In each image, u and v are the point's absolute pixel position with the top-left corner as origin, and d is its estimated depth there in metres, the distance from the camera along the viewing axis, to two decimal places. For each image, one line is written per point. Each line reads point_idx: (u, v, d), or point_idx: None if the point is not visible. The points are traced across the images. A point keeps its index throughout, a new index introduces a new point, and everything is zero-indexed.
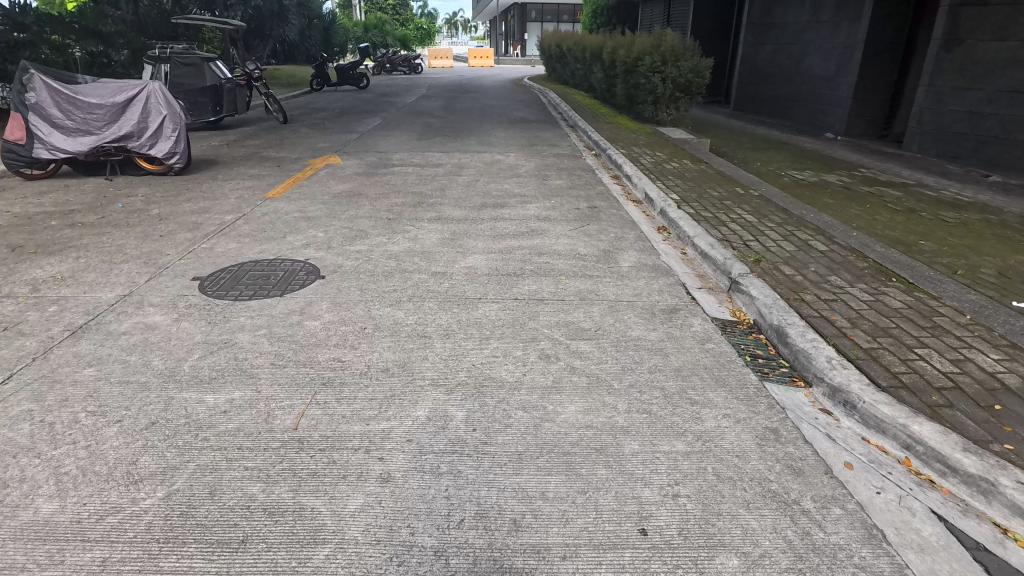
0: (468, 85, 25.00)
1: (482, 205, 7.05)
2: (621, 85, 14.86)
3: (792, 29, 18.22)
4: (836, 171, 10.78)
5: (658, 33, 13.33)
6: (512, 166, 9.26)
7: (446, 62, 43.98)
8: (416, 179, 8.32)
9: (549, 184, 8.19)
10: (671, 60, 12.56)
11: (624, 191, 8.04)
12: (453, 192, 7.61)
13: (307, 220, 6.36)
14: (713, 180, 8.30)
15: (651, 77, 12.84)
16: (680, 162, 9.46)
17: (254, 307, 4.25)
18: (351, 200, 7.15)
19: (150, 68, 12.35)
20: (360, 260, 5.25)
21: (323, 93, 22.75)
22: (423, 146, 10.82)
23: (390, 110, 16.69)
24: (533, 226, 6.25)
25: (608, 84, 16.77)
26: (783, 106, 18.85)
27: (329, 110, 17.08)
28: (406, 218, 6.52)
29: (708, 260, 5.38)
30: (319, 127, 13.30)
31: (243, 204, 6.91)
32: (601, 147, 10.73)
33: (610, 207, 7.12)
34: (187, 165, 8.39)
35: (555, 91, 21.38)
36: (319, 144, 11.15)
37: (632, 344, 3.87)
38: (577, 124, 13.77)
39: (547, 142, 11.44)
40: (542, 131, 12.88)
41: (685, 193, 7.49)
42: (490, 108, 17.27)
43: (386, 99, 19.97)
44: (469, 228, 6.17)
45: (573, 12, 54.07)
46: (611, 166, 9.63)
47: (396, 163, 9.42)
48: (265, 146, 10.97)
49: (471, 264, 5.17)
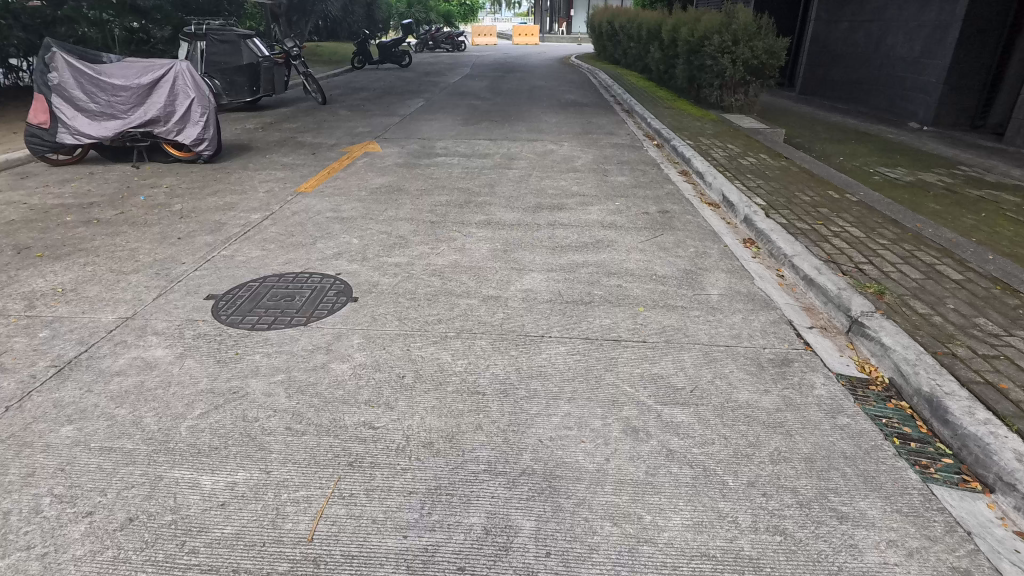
0: (513, 64, 23.91)
1: (537, 206, 6.21)
2: (683, 66, 13.65)
3: (872, 6, 16.55)
4: (932, 168, 9.51)
5: (728, 9, 12.08)
6: (567, 158, 8.36)
7: (490, 40, 42.77)
8: (462, 172, 7.53)
9: (610, 181, 7.28)
10: (744, 39, 11.34)
11: (697, 190, 7.08)
12: (503, 189, 6.80)
13: (341, 221, 5.66)
14: (800, 180, 7.24)
15: (720, 58, 11.64)
16: (757, 155, 8.39)
17: (273, 342, 3.56)
18: (391, 198, 6.41)
19: (186, 45, 11.82)
20: (399, 276, 4.50)
21: (365, 71, 22.05)
22: (469, 133, 10.00)
23: (434, 91, 15.87)
24: (597, 236, 5.39)
25: (667, 65, 15.52)
26: (858, 90, 17.26)
27: (370, 89, 16.37)
28: (452, 220, 5.75)
29: (814, 288, 4.45)
30: (359, 109, 12.59)
31: (272, 201, 6.25)
32: (664, 136, 9.71)
33: (684, 212, 6.19)
34: (217, 152, 7.80)
35: (606, 72, 20.15)
36: (359, 128, 10.45)
37: (741, 414, 3.02)
38: (634, 110, 12.70)
39: (603, 130, 10.46)
40: (597, 117, 11.87)
41: (771, 196, 6.48)
42: (538, 89, 16.26)
43: (429, 78, 19.13)
44: (524, 237, 5.35)
45: None
46: (678, 159, 8.63)
47: (440, 152, 8.63)
48: (302, 130, 10.32)
49: (529, 284, 4.37)
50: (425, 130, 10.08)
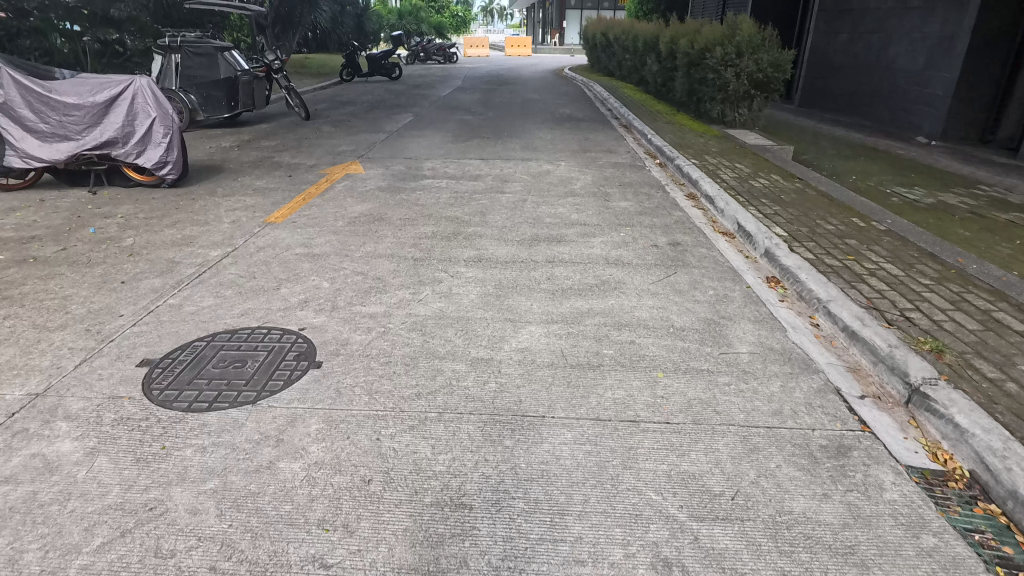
0: (506, 76, 23.40)
1: (534, 238, 5.57)
2: (684, 79, 13.11)
3: (873, 16, 16.11)
4: (951, 188, 8.94)
5: (730, 20, 11.53)
6: (564, 179, 7.74)
7: (483, 51, 42.39)
8: (451, 197, 6.88)
9: (612, 207, 6.65)
10: (748, 51, 10.80)
11: (708, 217, 6.47)
12: (496, 218, 6.16)
13: (312, 258, 5.00)
14: (818, 204, 6.64)
15: (722, 71, 11.09)
16: (768, 176, 7.81)
17: (211, 429, 2.88)
18: (370, 229, 5.76)
19: (159, 59, 11.18)
20: (372, 332, 3.83)
21: (353, 84, 21.48)
22: (460, 152, 9.36)
23: (423, 105, 15.27)
24: (602, 276, 4.75)
25: (665, 77, 14.99)
26: (859, 103, 16.79)
27: (357, 103, 15.76)
28: (438, 256, 5.10)
29: (858, 343, 3.83)
30: (343, 125, 11.96)
31: (237, 234, 5.59)
32: (667, 155, 9.12)
33: (696, 244, 5.56)
34: (182, 176, 7.13)
35: (601, 84, 19.65)
36: (341, 147, 9.79)
37: (799, 534, 2.36)
38: (633, 124, 12.13)
39: (601, 148, 9.86)
40: (594, 133, 11.29)
41: (791, 225, 5.88)
42: (531, 102, 15.71)
43: (419, 91, 18.56)
44: (519, 277, 4.71)
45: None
46: (683, 180, 8.04)
47: (427, 174, 8.00)
48: (280, 149, 9.66)
49: (525, 342, 3.72)
50: (412, 149, 9.45)
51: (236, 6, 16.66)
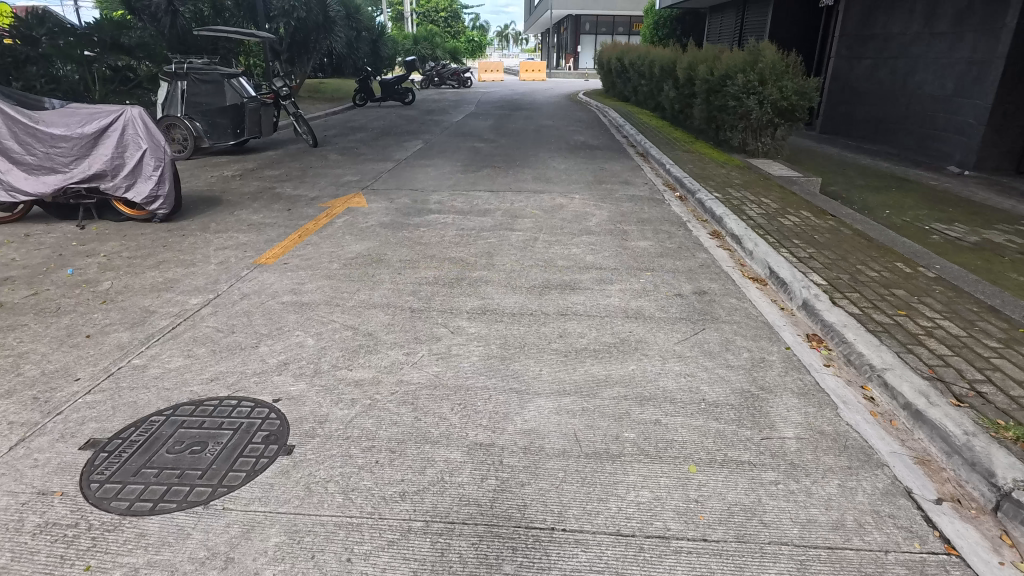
0: (519, 101, 23.18)
1: (545, 285, 5.07)
2: (703, 106, 12.67)
3: (897, 42, 15.63)
4: (994, 224, 8.32)
5: (751, 46, 11.11)
6: (578, 215, 7.26)
7: (498, 76, 42.48)
8: (457, 235, 6.44)
9: (630, 247, 6.14)
10: (771, 79, 10.33)
11: (735, 259, 5.95)
12: (504, 259, 5.70)
13: (300, 308, 4.55)
14: (857, 246, 6.09)
15: (743, 99, 10.63)
16: (798, 212, 7.29)
17: (148, 542, 2.39)
18: (366, 273, 5.30)
19: (166, 86, 10.98)
20: (356, 406, 3.32)
21: (366, 109, 21.37)
22: (469, 183, 8.95)
23: (435, 131, 14.98)
24: (621, 333, 4.22)
25: (684, 104, 14.57)
26: (884, 130, 16.22)
27: (368, 129, 15.52)
28: (438, 306, 4.62)
29: (924, 424, 3.28)
30: (351, 153, 11.64)
31: (222, 278, 5.15)
32: (687, 188, 8.63)
33: (725, 293, 5.03)
34: (174, 210, 6.76)
35: (617, 110, 19.34)
36: (346, 177, 9.43)
37: None
38: (650, 153, 11.69)
39: (618, 179, 9.38)
40: (609, 162, 10.84)
41: (829, 271, 5.34)
42: (545, 129, 15.36)
43: (431, 117, 18.33)
44: (527, 334, 4.19)
45: (629, 22, 51.76)
46: (705, 215, 7.54)
47: (432, 207, 7.57)
48: (283, 179, 9.31)
49: (532, 420, 3.20)
50: (419, 180, 9.05)
51: (247, 32, 16.61)
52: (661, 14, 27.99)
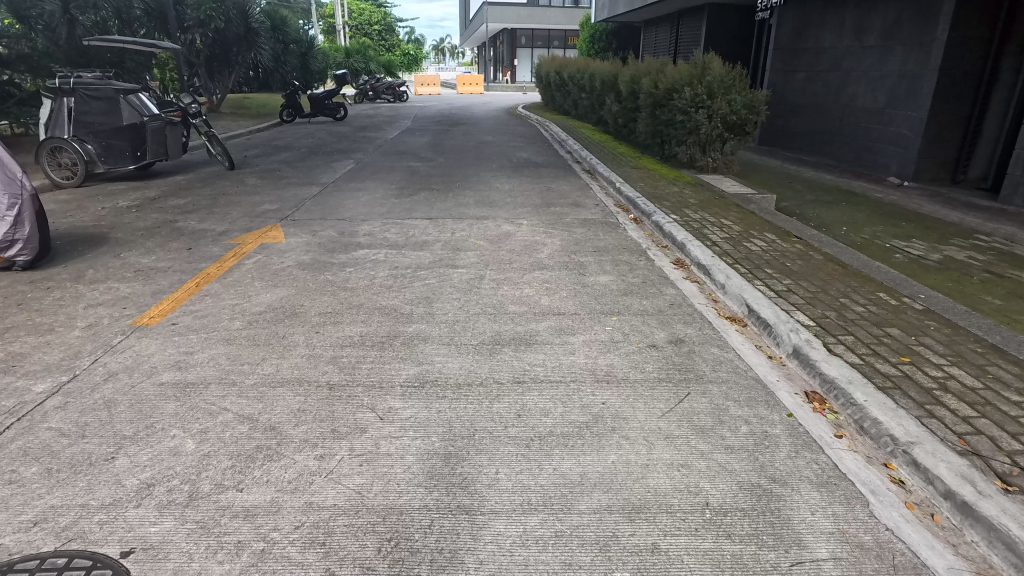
0: (458, 116, 22.40)
1: (496, 339, 4.24)
2: (649, 121, 12.22)
3: (829, 55, 15.81)
4: (950, 239, 8.12)
5: (696, 58, 10.73)
6: (528, 246, 6.49)
7: (435, 89, 41.63)
8: (390, 275, 5.52)
9: (590, 285, 5.39)
10: (720, 92, 9.94)
11: (706, 293, 5.31)
12: (447, 306, 4.85)
13: (182, 390, 3.53)
14: (833, 274, 5.58)
15: (691, 113, 10.21)
16: (762, 235, 6.79)
17: None
18: (275, 333, 4.31)
19: (49, 103, 9.56)
20: (242, 555, 2.38)
21: (294, 126, 20.05)
22: (405, 210, 8.04)
23: (368, 150, 13.96)
24: (592, 406, 3.43)
25: (628, 118, 14.14)
26: (820, 142, 16.36)
27: (295, 149, 14.33)
28: (364, 378, 3.70)
29: (976, 521, 2.63)
30: (272, 176, 10.49)
31: (87, 349, 4.06)
32: (642, 209, 8.04)
33: (705, 341, 4.35)
34: (38, 255, 5.54)
35: (558, 124, 18.84)
36: (263, 205, 8.32)
37: None
38: (598, 170, 11.11)
39: (566, 201, 8.70)
40: (556, 181, 10.17)
41: (813, 307, 4.76)
42: (485, 145, 14.63)
43: (365, 134, 17.26)
44: (476, 414, 3.34)
45: (564, 36, 52.06)
46: (663, 239, 6.93)
47: (361, 241, 6.62)
48: (188, 209, 8.11)
49: (490, 563, 2.35)
50: (347, 207, 8.07)
51: (154, 44, 15.11)
52: (597, 28, 27.93)
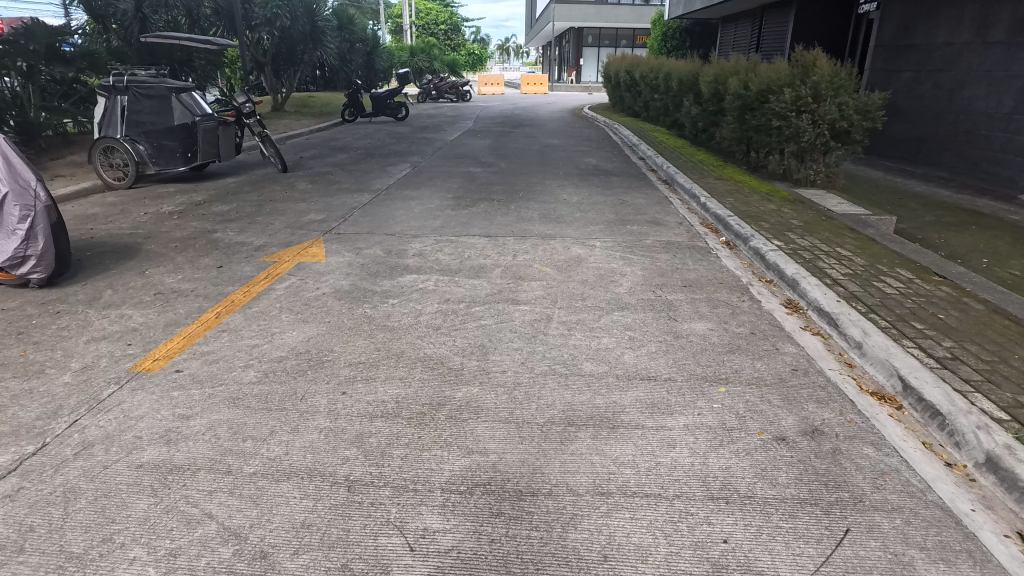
0: (522, 117, 21.50)
1: (568, 416, 3.26)
2: (736, 126, 10.89)
3: (942, 53, 13.93)
4: None
5: (797, 54, 9.32)
6: (604, 277, 5.46)
7: (498, 89, 40.95)
8: (439, 312, 4.64)
9: (683, 336, 4.31)
10: (829, 94, 8.52)
11: (835, 353, 4.18)
12: (506, 359, 3.90)
13: (163, 479, 2.72)
14: (1006, 336, 4.29)
15: (790, 118, 8.85)
16: (892, 271, 5.55)
17: None
18: (293, 392, 3.47)
19: (103, 101, 9.27)
20: None
21: (354, 125, 19.69)
22: (460, 224, 7.17)
23: (426, 152, 13.24)
24: (708, 548, 2.40)
25: (710, 122, 12.80)
26: (925, 151, 14.47)
27: (351, 150, 13.80)
28: (392, 471, 2.80)
29: None
30: (323, 181, 9.88)
31: (71, 402, 3.36)
32: (736, 232, 6.87)
33: (852, 436, 3.21)
34: (52, 272, 4.96)
35: (628, 126, 17.60)
36: (309, 214, 7.65)
37: None
38: (677, 181, 9.92)
39: (644, 218, 7.61)
40: (630, 193, 9.07)
41: (997, 387, 3.55)
42: (550, 150, 13.66)
43: (424, 135, 16.61)
44: (542, 550, 2.37)
45: (632, 34, 50.35)
46: (766, 272, 5.78)
47: (409, 262, 5.78)
48: (231, 217, 7.52)
49: None
50: (399, 220, 7.28)
51: (214, 42, 14.93)
52: (671, 25, 26.37)
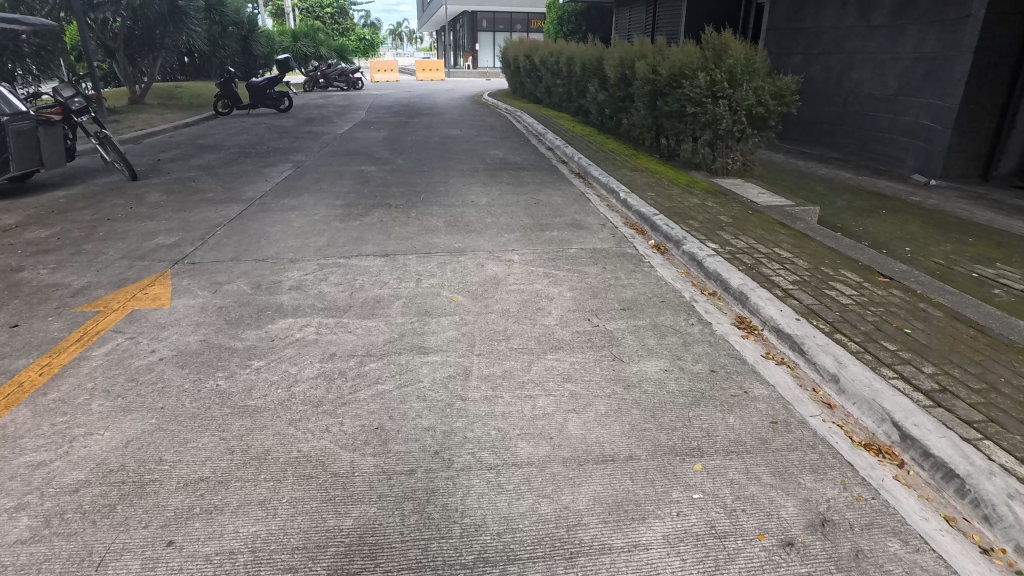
0: (420, 105, 20.15)
1: (504, 547, 2.31)
2: (647, 113, 10.35)
3: (829, 37, 14.16)
4: None
5: (708, 36, 8.81)
6: (527, 304, 4.54)
7: (392, 75, 38.95)
8: (319, 377, 3.50)
9: (635, 384, 3.48)
10: (744, 79, 8.08)
11: (810, 390, 3.52)
12: (411, 448, 2.88)
13: None
14: (980, 351, 3.83)
15: (705, 104, 8.33)
16: (838, 274, 5.05)
17: None
18: (85, 555, 2.26)
19: None
20: None
21: (229, 119, 17.50)
22: (350, 242, 5.97)
23: (312, 149, 11.72)
24: None
25: (618, 109, 12.22)
26: (818, 132, 14.74)
27: (222, 149, 11.97)
28: None
29: None
30: (182, 190, 8.24)
31: None
32: (665, 234, 6.20)
33: (871, 527, 2.48)
34: None
35: (531, 113, 16.82)
36: (157, 237, 6.13)
37: None
38: (591, 173, 9.19)
39: (563, 221, 6.77)
40: (543, 191, 8.22)
41: (1004, 429, 3.00)
42: (452, 142, 12.56)
43: (310, 128, 14.92)
44: None
45: (526, 19, 49.76)
46: (707, 282, 5.12)
47: (283, 301, 4.56)
48: (48, 247, 5.87)
49: None
50: (274, 240, 5.97)
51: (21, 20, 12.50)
52: (565, 8, 25.79)
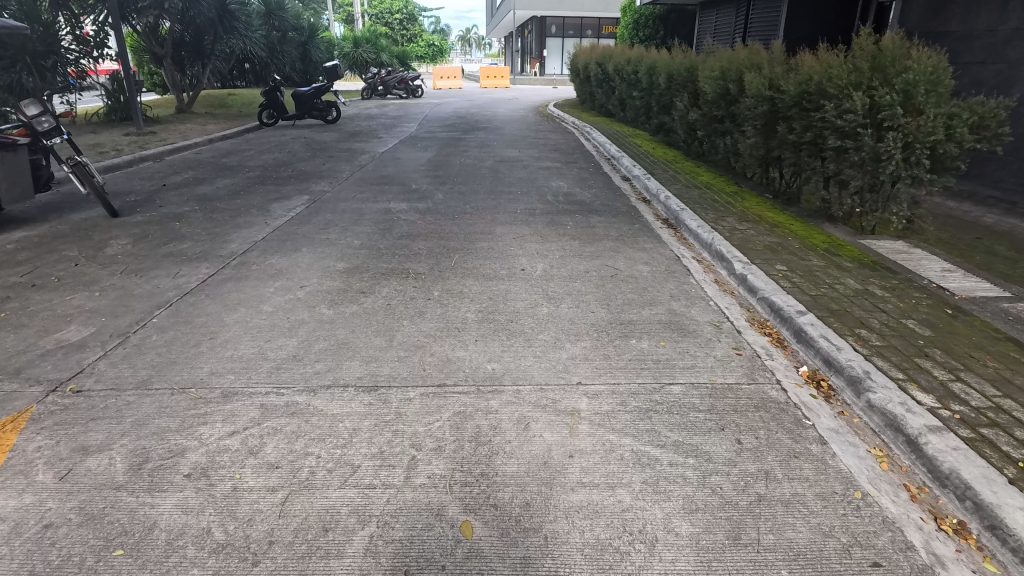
0: (478, 119, 18.19)
1: None
2: (760, 141, 7.88)
3: (982, 42, 10.14)
4: None
5: (869, 37, 6.26)
6: (605, 563, 2.32)
7: (456, 83, 37.46)
8: None
9: None
10: (929, 102, 5.50)
11: None
12: None
13: None
14: None
15: (864, 135, 5.82)
16: None
17: None
18: None
19: None
20: None
21: (271, 131, 16.11)
22: (325, 353, 3.90)
23: (341, 174, 9.87)
24: None
25: (714, 133, 9.76)
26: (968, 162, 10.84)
27: (243, 171, 10.35)
28: None
29: None
30: (156, 236, 6.48)
31: None
32: (830, 360, 3.85)
33: None
34: None
35: (602, 130, 14.51)
36: (68, 326, 4.30)
37: None
38: (686, 222, 6.87)
39: (656, 320, 4.47)
40: (621, 255, 5.94)
41: None
42: (506, 167, 10.46)
43: (350, 145, 13.20)
44: None
45: (598, 25, 47.26)
46: (942, 495, 2.79)
47: (156, 516, 2.52)
48: None
49: None
50: (219, 345, 3.99)
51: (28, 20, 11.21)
52: (642, 10, 23.30)
